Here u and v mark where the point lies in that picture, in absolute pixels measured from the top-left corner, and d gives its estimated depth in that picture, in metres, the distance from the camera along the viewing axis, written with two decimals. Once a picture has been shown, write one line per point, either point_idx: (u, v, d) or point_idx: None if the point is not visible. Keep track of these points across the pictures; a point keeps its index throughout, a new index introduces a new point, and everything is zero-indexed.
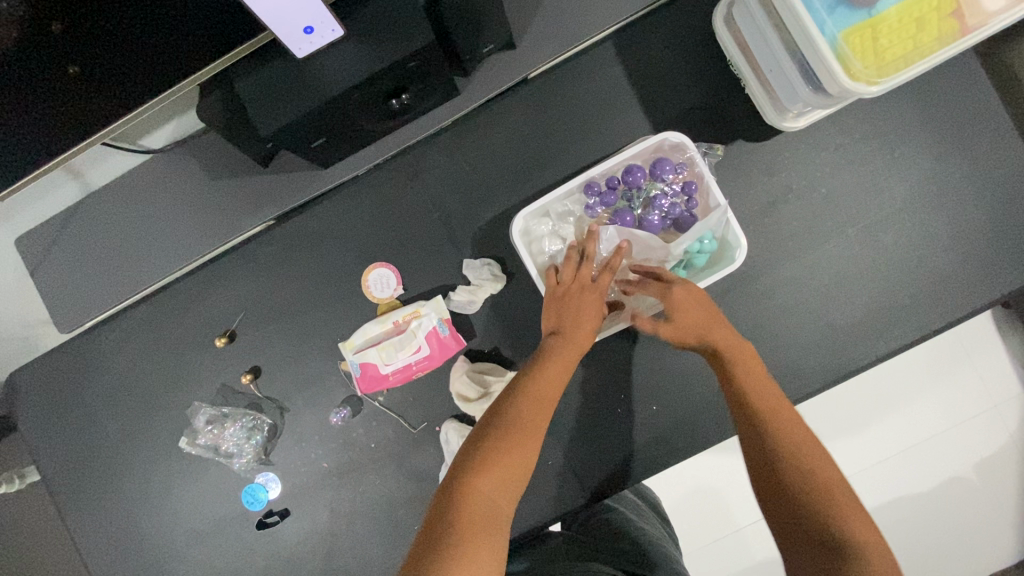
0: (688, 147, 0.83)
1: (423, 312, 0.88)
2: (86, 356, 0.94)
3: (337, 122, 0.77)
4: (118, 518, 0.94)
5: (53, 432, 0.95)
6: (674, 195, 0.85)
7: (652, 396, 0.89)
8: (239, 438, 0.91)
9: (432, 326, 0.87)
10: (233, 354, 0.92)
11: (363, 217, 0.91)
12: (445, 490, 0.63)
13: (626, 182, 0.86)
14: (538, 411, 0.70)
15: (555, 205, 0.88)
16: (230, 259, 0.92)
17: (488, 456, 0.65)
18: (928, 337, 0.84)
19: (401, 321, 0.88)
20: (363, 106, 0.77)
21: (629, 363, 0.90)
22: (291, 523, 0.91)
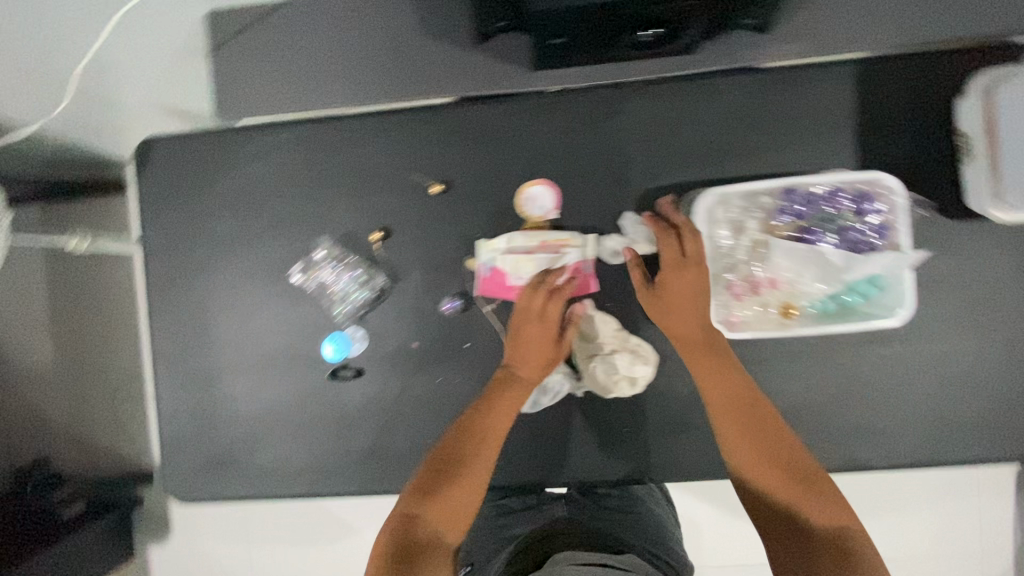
0: (897, 194, 0.75)
1: (573, 244, 0.87)
2: (229, 151, 0.94)
3: (587, 23, 0.76)
4: (199, 313, 0.95)
5: (170, 208, 0.95)
6: (872, 232, 0.77)
7: None
8: (347, 287, 0.91)
9: (575, 260, 0.87)
10: (370, 207, 0.92)
11: (546, 129, 0.89)
12: (400, 517, 0.70)
13: (826, 201, 0.78)
14: (478, 437, 0.76)
15: (739, 199, 0.79)
16: (403, 117, 0.90)
17: (442, 484, 0.72)
18: (1013, 460, 0.86)
19: (549, 243, 0.87)
20: (620, 22, 0.75)
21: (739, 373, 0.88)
22: (359, 385, 0.92)
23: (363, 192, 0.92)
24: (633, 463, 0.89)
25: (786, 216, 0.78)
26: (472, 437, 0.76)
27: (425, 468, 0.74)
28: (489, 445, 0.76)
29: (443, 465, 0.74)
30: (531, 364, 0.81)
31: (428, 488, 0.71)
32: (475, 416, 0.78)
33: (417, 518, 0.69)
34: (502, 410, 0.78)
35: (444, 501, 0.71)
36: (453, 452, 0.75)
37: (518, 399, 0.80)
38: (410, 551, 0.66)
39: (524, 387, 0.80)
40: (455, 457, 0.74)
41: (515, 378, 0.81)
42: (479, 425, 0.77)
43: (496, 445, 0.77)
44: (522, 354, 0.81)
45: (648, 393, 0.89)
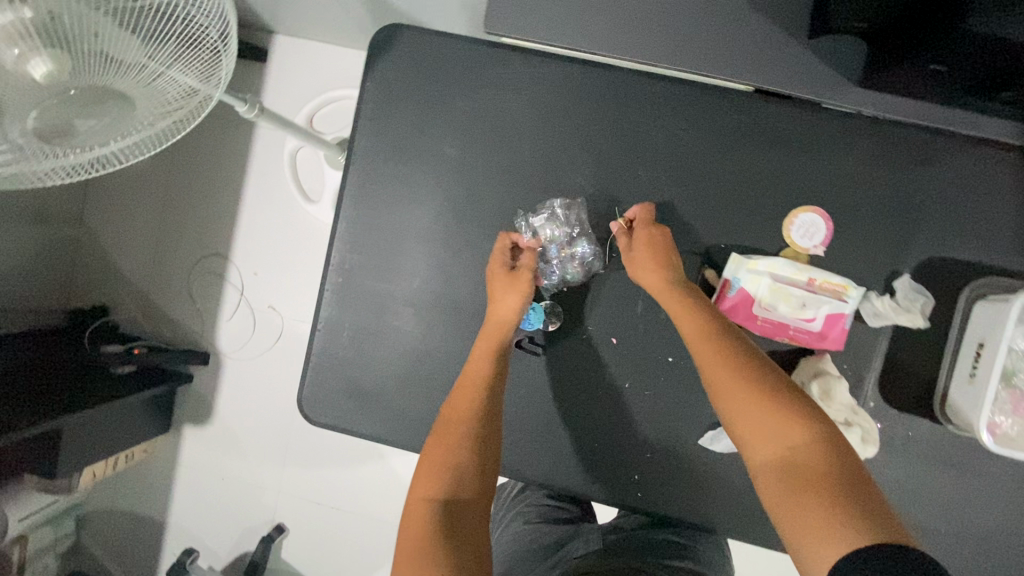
0: None
1: (844, 293, 0.76)
2: (479, 69, 0.83)
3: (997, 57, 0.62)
4: (389, 230, 0.85)
5: (392, 109, 0.84)
6: None
7: (955, 526, 0.78)
8: (555, 253, 0.84)
9: (841, 311, 0.76)
10: (613, 179, 0.82)
11: (841, 157, 0.79)
12: (413, 515, 0.63)
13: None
14: (476, 394, 0.74)
15: None
16: (686, 94, 0.80)
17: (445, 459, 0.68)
18: None
19: (817, 283, 0.77)
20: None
21: (963, 484, 0.78)
22: (539, 365, 0.83)
23: (612, 161, 0.82)
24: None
25: None
26: (458, 401, 0.73)
27: (429, 463, 0.68)
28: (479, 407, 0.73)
29: (454, 430, 0.71)
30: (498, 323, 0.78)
31: (435, 475, 0.66)
32: (460, 387, 0.75)
33: (440, 493, 0.65)
34: (481, 377, 0.75)
35: (447, 467, 0.67)
36: (450, 419, 0.72)
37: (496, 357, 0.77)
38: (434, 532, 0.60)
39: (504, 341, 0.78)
40: (450, 420, 0.72)
41: (485, 351, 0.77)
42: (461, 401, 0.73)
43: (492, 404, 0.74)
44: (486, 334, 0.78)
45: None
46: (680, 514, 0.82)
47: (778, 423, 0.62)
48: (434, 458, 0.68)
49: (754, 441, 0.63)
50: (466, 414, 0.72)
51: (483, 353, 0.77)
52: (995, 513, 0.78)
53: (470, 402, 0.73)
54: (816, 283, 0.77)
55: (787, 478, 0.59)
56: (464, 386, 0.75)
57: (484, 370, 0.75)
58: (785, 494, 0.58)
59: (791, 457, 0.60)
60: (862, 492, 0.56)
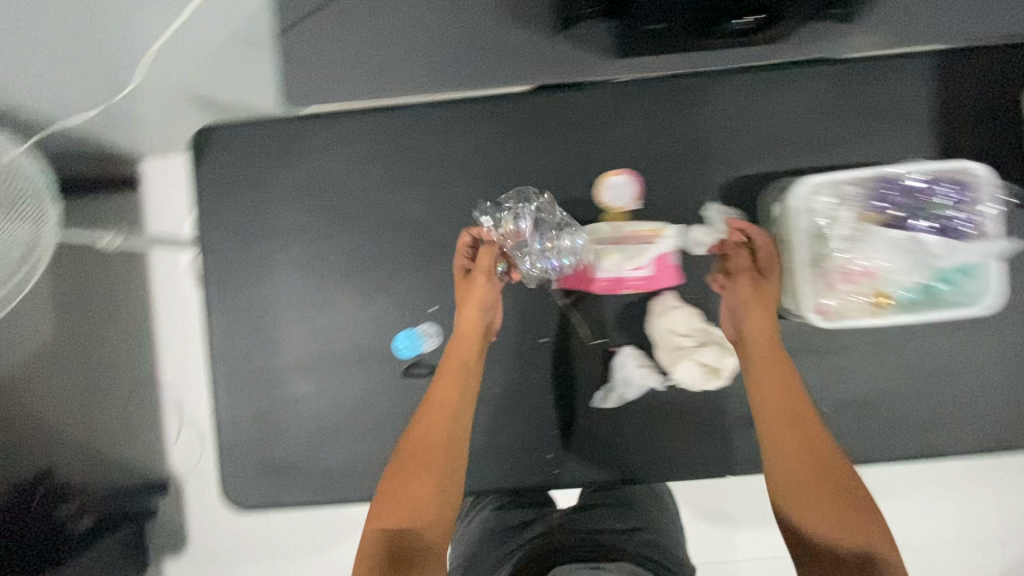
0: (975, 175, 0.77)
1: (659, 236, 0.87)
2: (295, 141, 0.90)
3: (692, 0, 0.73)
4: (260, 308, 0.91)
5: (229, 200, 0.90)
6: (964, 221, 0.77)
7: (831, 401, 0.87)
8: (543, 247, 0.89)
9: (663, 251, 0.87)
10: (443, 200, 0.90)
11: (626, 121, 0.89)
12: (370, 544, 0.67)
13: (919, 190, 0.78)
14: (444, 421, 0.76)
15: (837, 187, 0.78)
16: (479, 108, 0.89)
17: (408, 492, 0.70)
18: None
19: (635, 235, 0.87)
20: None
21: (825, 363, 0.87)
22: (433, 384, 0.89)
23: (437, 185, 0.90)
24: (717, 458, 0.87)
25: (881, 203, 0.79)
26: (440, 438, 0.75)
27: (393, 492, 0.71)
28: (450, 438, 0.75)
29: (418, 465, 0.73)
30: (465, 346, 0.81)
31: (398, 507, 0.69)
32: (426, 418, 0.76)
33: (399, 528, 0.68)
34: (455, 405, 0.78)
35: (406, 504, 0.70)
36: (427, 446, 0.74)
37: (463, 388, 0.79)
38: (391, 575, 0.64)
39: (467, 365, 0.80)
40: (428, 456, 0.73)
41: (467, 377, 0.79)
42: (425, 429, 0.75)
43: (457, 433, 0.76)
44: (455, 349, 0.81)
45: (731, 386, 0.88)
46: (597, 474, 0.88)
47: (845, 509, 0.65)
48: (411, 493, 0.70)
49: (785, 458, 0.69)
50: (430, 441, 0.74)
51: (465, 379, 0.79)
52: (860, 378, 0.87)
53: (444, 436, 0.75)
54: (635, 235, 0.87)
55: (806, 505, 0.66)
56: (433, 413, 0.76)
57: (447, 398, 0.77)
58: (823, 561, 0.63)
59: (837, 534, 0.64)
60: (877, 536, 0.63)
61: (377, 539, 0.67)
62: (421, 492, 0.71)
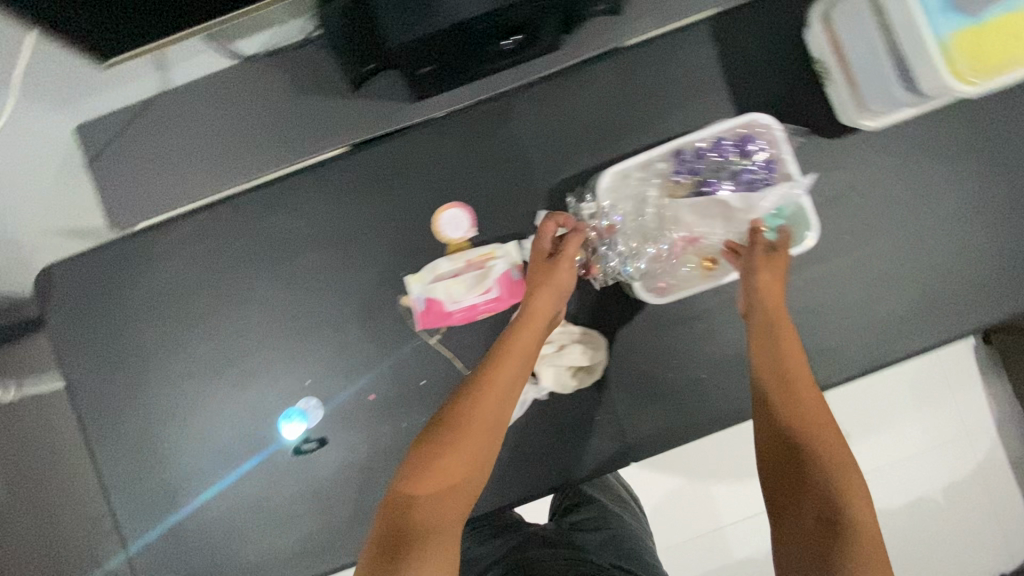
0: (767, 126, 0.80)
1: (496, 255, 0.88)
2: (134, 259, 0.91)
3: (449, 50, 0.76)
4: (143, 429, 0.91)
5: (85, 332, 0.91)
6: (759, 169, 0.82)
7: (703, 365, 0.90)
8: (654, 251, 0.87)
9: (504, 269, 0.87)
10: (292, 277, 0.92)
11: (444, 155, 0.91)
12: (388, 504, 0.63)
13: (711, 154, 0.83)
14: (497, 405, 0.71)
15: (635, 172, 0.84)
16: (300, 181, 0.91)
17: (446, 455, 0.66)
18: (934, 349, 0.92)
19: (474, 261, 0.88)
20: (481, 39, 0.76)
21: (692, 333, 0.88)
22: (329, 453, 0.91)
23: (282, 264, 0.92)
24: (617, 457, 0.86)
25: (682, 175, 0.83)
26: (487, 418, 0.70)
27: (417, 459, 0.66)
28: (493, 416, 0.70)
29: (473, 442, 0.68)
30: (524, 338, 0.77)
31: (421, 475, 0.64)
32: (480, 393, 0.71)
33: (418, 499, 0.62)
34: (513, 384, 0.74)
35: (434, 486, 0.64)
36: (473, 416, 0.69)
37: (513, 374, 0.74)
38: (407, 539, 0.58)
39: (530, 349, 0.77)
40: (468, 436, 0.68)
41: (521, 365, 0.75)
42: (478, 402, 0.71)
43: (495, 419, 0.70)
44: (524, 345, 0.77)
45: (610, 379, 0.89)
46: (507, 498, 0.89)
47: (845, 481, 0.64)
48: (439, 474, 0.65)
49: (787, 420, 0.71)
50: (481, 419, 0.69)
51: (520, 365, 0.75)
52: (731, 340, 0.86)
53: (493, 417, 0.70)
54: (473, 262, 0.87)
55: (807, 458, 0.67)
56: (484, 387, 0.72)
57: (502, 385, 0.72)
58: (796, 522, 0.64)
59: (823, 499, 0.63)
60: (863, 511, 0.62)
61: (389, 520, 0.61)
62: (456, 470, 0.65)
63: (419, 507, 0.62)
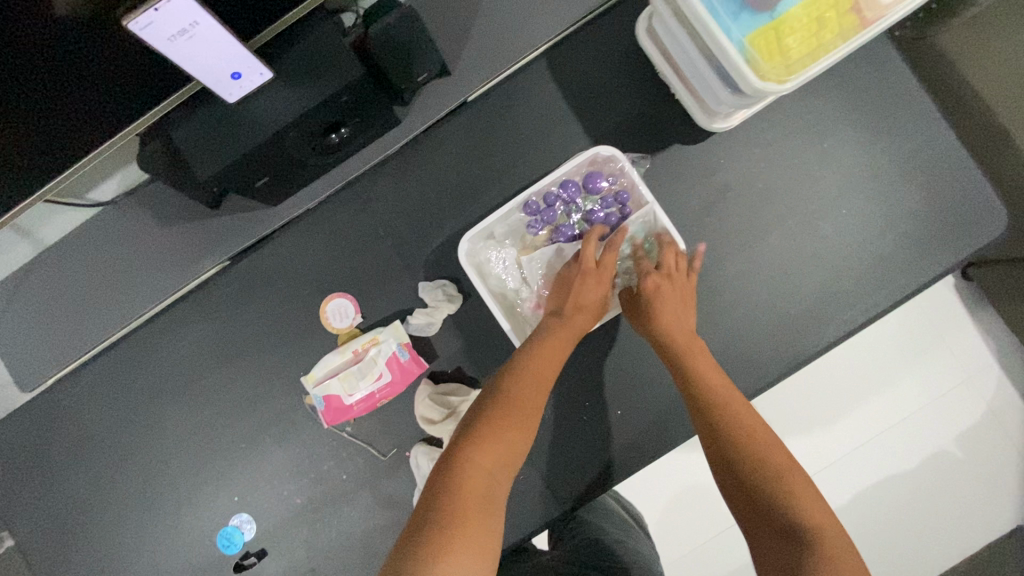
0: (619, 159, 0.85)
1: (381, 339, 0.88)
2: (52, 415, 0.95)
3: (276, 162, 0.79)
4: (97, 571, 0.95)
5: (27, 491, 0.96)
6: (609, 205, 0.88)
7: (617, 401, 0.89)
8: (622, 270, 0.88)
9: (391, 352, 0.88)
10: (198, 398, 0.93)
11: (316, 250, 0.92)
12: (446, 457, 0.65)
13: (562, 199, 0.88)
14: (544, 381, 0.74)
15: (498, 226, 0.89)
16: (187, 306, 0.93)
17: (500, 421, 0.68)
18: (860, 330, 0.87)
19: (360, 350, 0.89)
20: (303, 142, 0.79)
21: (595, 369, 0.90)
22: (269, 563, 0.92)
23: (186, 389, 0.93)
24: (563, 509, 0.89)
25: (540, 223, 0.88)
26: (534, 389, 0.73)
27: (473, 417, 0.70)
28: (537, 391, 0.73)
29: (524, 411, 0.70)
30: (580, 312, 0.80)
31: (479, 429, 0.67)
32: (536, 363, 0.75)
33: (475, 451, 0.65)
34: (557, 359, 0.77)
35: (494, 442, 0.66)
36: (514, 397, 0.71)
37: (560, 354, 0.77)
38: (453, 487, 0.61)
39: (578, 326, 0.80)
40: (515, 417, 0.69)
41: (567, 344, 0.78)
42: (527, 374, 0.74)
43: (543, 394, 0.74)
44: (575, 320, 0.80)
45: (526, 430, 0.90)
46: None
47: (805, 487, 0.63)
48: (498, 442, 0.67)
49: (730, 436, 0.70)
50: (525, 392, 0.72)
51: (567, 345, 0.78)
52: (633, 373, 0.89)
53: (534, 406, 0.71)
54: (361, 351, 0.88)
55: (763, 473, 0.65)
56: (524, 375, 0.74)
57: (549, 363, 0.76)
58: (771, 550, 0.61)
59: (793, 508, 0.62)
60: (825, 515, 0.61)
61: (442, 474, 0.63)
62: (509, 437, 0.68)
63: (483, 454, 0.64)
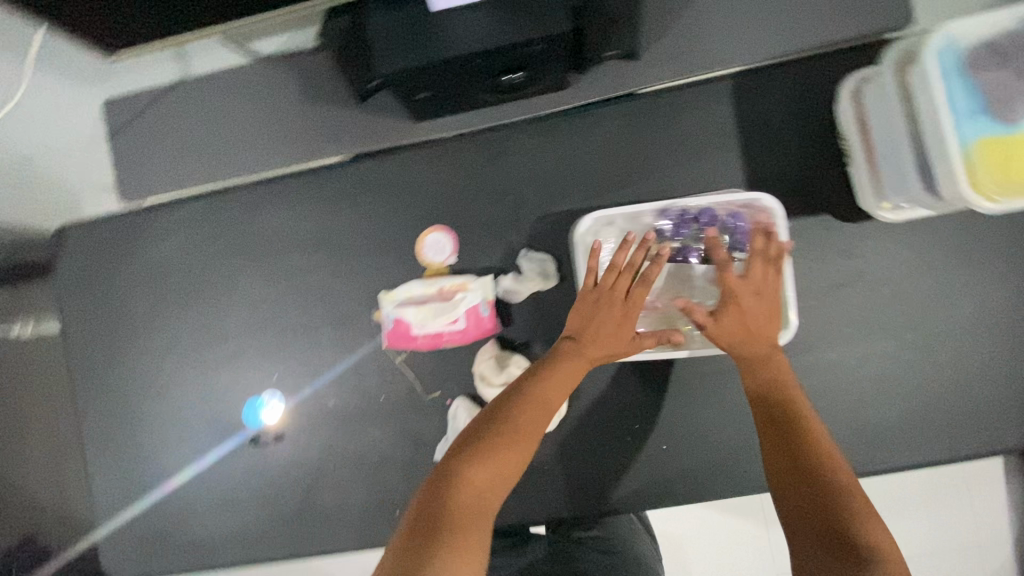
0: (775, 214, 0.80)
1: (469, 288, 0.87)
2: (138, 232, 0.97)
3: (444, 82, 0.77)
4: (125, 390, 0.98)
5: (89, 291, 0.99)
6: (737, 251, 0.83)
7: (664, 435, 0.88)
8: None
9: (474, 303, 0.87)
10: (274, 271, 0.94)
11: (437, 177, 0.91)
12: (433, 480, 0.62)
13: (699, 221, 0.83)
14: (541, 403, 0.69)
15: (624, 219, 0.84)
16: (297, 182, 0.93)
17: (490, 443, 0.64)
18: (927, 464, 0.84)
19: (447, 290, 0.87)
20: (478, 74, 0.77)
21: (656, 396, 0.88)
22: (283, 448, 0.93)
23: (267, 258, 0.94)
24: (572, 515, 0.89)
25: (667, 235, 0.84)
26: (530, 410, 0.68)
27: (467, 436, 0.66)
28: (531, 416, 0.67)
29: (518, 431, 0.66)
30: (601, 341, 0.74)
31: (468, 452, 0.63)
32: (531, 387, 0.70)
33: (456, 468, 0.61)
34: (564, 383, 0.71)
35: (485, 467, 0.62)
36: (510, 423, 0.66)
37: (572, 378, 0.72)
38: (440, 515, 0.57)
39: (593, 348, 0.74)
40: (507, 442, 0.64)
41: (575, 369, 0.73)
42: (524, 400, 0.69)
43: (538, 421, 0.68)
44: (591, 347, 0.74)
45: (566, 426, 0.90)
46: None
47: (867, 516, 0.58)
48: (488, 468, 0.62)
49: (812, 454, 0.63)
50: (517, 413, 0.67)
51: (574, 367, 0.73)
52: (690, 414, 0.88)
53: (535, 427, 0.67)
54: (447, 292, 0.87)
55: (804, 507, 0.60)
56: (524, 403, 0.68)
57: (548, 395, 0.70)
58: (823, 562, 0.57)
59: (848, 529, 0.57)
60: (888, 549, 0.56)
61: (429, 496, 0.60)
62: (493, 457, 0.63)
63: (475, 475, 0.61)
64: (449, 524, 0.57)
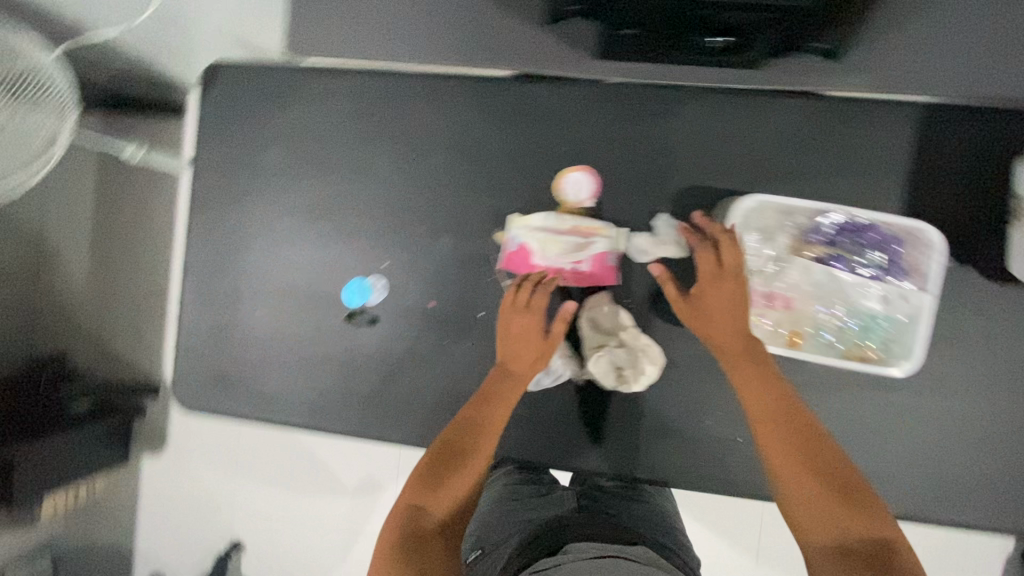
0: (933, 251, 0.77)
1: (602, 234, 0.89)
2: (290, 89, 0.98)
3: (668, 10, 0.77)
4: (235, 235, 1.00)
5: (227, 131, 1.00)
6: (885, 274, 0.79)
7: (740, 428, 0.89)
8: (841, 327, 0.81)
9: (603, 250, 0.89)
10: (412, 163, 0.95)
11: (598, 118, 0.90)
12: (400, 512, 0.71)
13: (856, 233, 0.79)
14: (490, 415, 0.80)
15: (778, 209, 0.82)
16: (460, 84, 0.93)
17: (446, 474, 0.73)
18: (986, 529, 0.85)
19: (580, 230, 0.89)
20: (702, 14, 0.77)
21: None
22: (372, 332, 0.96)
23: (408, 149, 0.95)
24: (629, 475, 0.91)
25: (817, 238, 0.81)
26: (483, 427, 0.78)
27: (429, 468, 0.74)
28: (482, 434, 0.78)
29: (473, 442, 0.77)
30: (532, 350, 0.84)
31: (426, 492, 0.72)
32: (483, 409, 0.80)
33: (422, 502, 0.71)
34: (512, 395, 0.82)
35: (444, 496, 0.72)
36: (458, 454, 0.76)
37: (512, 394, 0.82)
38: (409, 550, 0.66)
39: (526, 360, 0.84)
40: (462, 467, 0.75)
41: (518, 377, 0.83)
42: (470, 426, 0.79)
43: (491, 434, 0.78)
44: (529, 354, 0.84)
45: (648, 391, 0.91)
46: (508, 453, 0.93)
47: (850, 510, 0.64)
48: (445, 496, 0.72)
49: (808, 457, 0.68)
50: (464, 440, 0.77)
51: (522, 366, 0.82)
52: None
53: (490, 434, 0.78)
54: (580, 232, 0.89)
55: (811, 503, 0.65)
56: (468, 428, 0.78)
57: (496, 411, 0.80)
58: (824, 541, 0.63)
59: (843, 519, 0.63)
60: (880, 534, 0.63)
61: (400, 529, 0.69)
62: (450, 493, 0.72)
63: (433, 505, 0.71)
64: (422, 550, 0.67)
